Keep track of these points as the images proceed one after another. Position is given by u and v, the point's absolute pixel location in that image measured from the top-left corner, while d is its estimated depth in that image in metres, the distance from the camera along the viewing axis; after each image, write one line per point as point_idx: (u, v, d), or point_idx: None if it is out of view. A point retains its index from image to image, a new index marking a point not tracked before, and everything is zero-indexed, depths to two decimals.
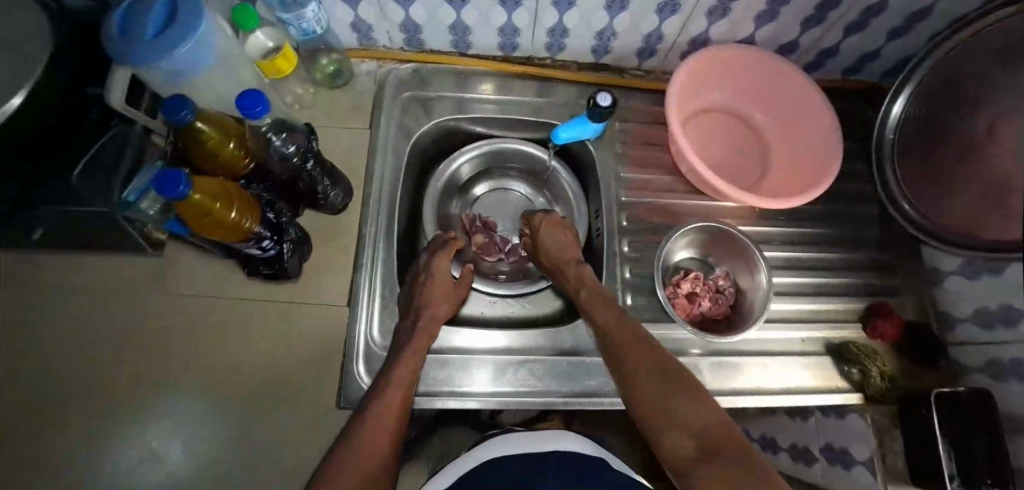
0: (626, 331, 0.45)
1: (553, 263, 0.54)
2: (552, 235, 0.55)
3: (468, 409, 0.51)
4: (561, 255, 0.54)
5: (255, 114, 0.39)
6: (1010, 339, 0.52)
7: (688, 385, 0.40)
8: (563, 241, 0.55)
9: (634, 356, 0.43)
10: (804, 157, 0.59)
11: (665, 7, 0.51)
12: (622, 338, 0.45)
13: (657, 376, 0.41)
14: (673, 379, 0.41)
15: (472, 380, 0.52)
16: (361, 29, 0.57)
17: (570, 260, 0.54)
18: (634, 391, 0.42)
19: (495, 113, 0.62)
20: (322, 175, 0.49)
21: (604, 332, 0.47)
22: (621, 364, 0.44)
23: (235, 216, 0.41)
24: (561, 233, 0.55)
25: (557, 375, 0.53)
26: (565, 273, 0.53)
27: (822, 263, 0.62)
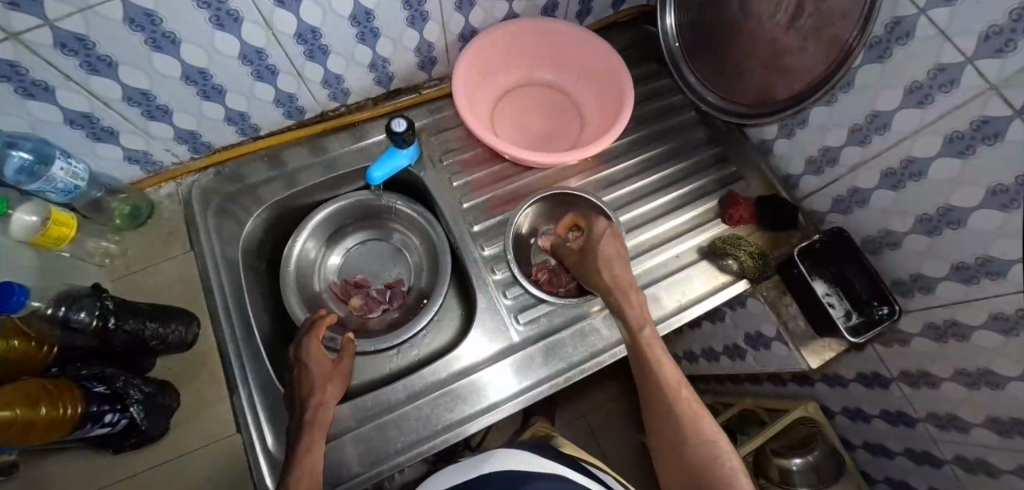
0: (664, 370, 0.44)
1: (608, 285, 0.49)
2: (611, 246, 0.52)
3: (491, 424, 0.51)
4: (620, 277, 0.49)
5: (14, 305, 0.36)
6: (838, 175, 0.57)
7: (704, 437, 0.40)
8: (612, 256, 0.52)
9: (670, 398, 0.42)
10: (608, 96, 0.61)
11: (414, 19, 0.52)
12: (660, 377, 0.43)
13: (681, 423, 0.41)
14: (697, 432, 0.40)
15: (489, 392, 0.52)
16: (138, 157, 0.54)
17: (628, 283, 0.49)
18: (657, 428, 0.43)
19: (314, 179, 0.61)
20: (143, 321, 0.46)
21: (642, 365, 0.45)
22: (652, 401, 0.43)
23: (47, 411, 0.37)
24: (614, 244, 0.53)
25: (470, 397, 0.52)
26: (619, 294, 0.49)
27: (667, 180, 0.65)
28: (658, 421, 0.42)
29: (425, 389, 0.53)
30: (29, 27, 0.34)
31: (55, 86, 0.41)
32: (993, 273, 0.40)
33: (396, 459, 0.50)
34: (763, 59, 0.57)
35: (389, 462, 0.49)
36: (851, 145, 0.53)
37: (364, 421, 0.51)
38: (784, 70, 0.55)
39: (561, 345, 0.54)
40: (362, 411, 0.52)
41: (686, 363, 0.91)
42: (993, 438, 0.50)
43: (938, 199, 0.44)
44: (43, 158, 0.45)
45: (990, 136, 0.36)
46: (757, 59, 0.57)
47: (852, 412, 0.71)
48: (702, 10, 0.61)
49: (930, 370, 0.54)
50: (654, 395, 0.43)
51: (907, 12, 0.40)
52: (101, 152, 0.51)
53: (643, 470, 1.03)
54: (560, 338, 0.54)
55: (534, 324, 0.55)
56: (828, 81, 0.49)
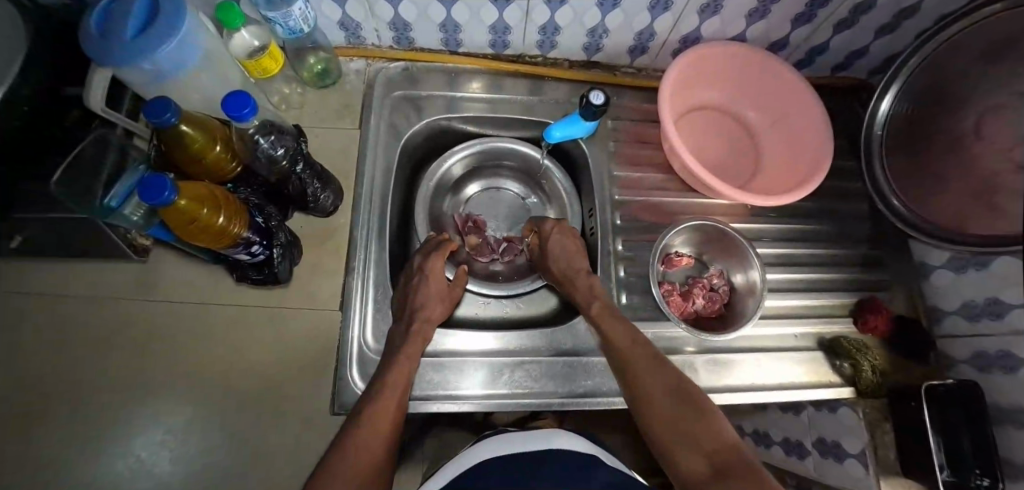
0: (648, 366, 0.44)
1: (562, 276, 0.53)
2: (563, 243, 0.55)
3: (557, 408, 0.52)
4: (571, 267, 0.53)
5: (242, 117, 0.38)
6: (996, 331, 0.53)
7: (706, 409, 0.40)
8: (571, 251, 0.54)
9: (656, 383, 0.43)
10: (795, 155, 0.59)
11: (657, 4, 0.51)
12: (643, 366, 0.44)
13: (678, 403, 0.41)
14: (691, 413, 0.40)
15: (465, 382, 0.52)
16: (349, 27, 0.56)
17: (581, 272, 0.53)
18: (650, 418, 0.42)
19: (484, 112, 0.62)
20: (312, 178, 0.48)
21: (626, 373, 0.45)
22: (643, 401, 0.43)
23: (222, 221, 0.40)
24: (569, 244, 0.54)
25: (553, 376, 0.53)
26: (574, 284, 0.52)
27: (814, 258, 0.62)
28: (652, 410, 0.42)
29: (515, 349, 0.54)
30: None
31: None
32: None
33: (466, 398, 0.51)
34: (974, 185, 0.52)
35: (458, 397, 0.51)
36: None
37: (451, 352, 0.53)
38: (991, 205, 0.50)
39: None
40: (455, 342, 0.54)
41: None
42: None
43: None
44: None
45: None
46: (966, 183, 0.54)
47: None
48: (929, 112, 0.58)
49: None
50: (642, 383, 0.43)
51: None
52: (326, 10, 0.52)
53: None
54: None
55: None
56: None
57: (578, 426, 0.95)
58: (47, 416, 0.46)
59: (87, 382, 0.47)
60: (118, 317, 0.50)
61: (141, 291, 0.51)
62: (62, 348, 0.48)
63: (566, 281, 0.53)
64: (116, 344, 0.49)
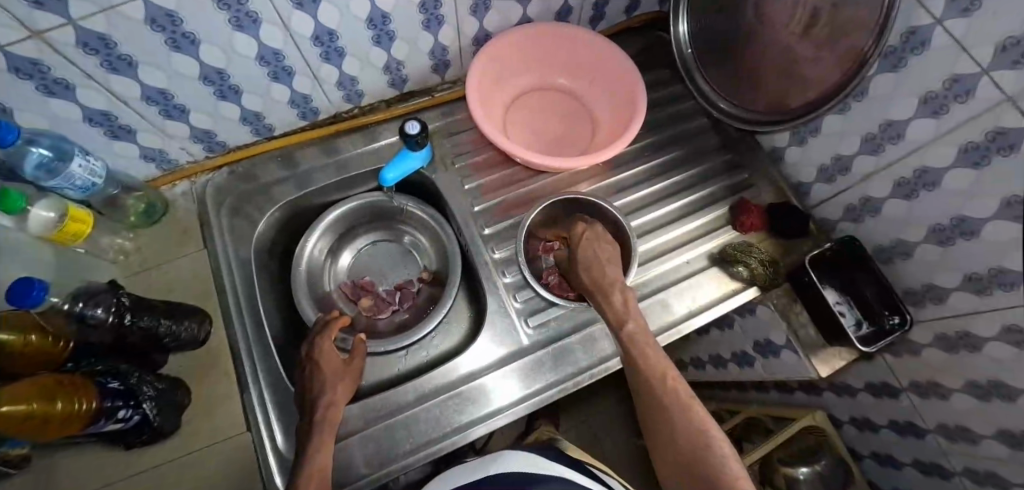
0: (650, 364, 0.43)
1: (593, 284, 0.50)
2: (586, 249, 0.52)
3: (496, 429, 0.51)
4: (602, 278, 0.50)
5: (34, 300, 0.37)
6: (851, 183, 0.57)
7: (707, 428, 0.39)
8: (603, 258, 0.52)
9: (670, 408, 0.40)
10: (620, 101, 0.62)
11: (429, 22, 0.53)
12: (658, 395, 0.42)
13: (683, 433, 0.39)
14: (690, 426, 0.39)
15: (467, 414, 0.52)
16: (153, 155, 0.55)
17: (612, 283, 0.50)
18: (654, 436, 0.42)
19: (326, 180, 0.62)
20: (158, 318, 0.46)
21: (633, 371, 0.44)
22: (644, 399, 0.43)
23: (63, 406, 0.37)
24: (598, 247, 0.52)
25: (479, 399, 0.52)
26: (606, 298, 0.49)
27: (677, 185, 0.65)
28: (657, 431, 0.41)
29: (434, 391, 0.53)
30: (52, 26, 0.34)
31: (76, 84, 0.41)
32: (1006, 284, 0.40)
33: (404, 460, 0.50)
34: (778, 66, 0.56)
35: (397, 463, 0.50)
36: (863, 154, 0.53)
37: (374, 422, 0.51)
38: (795, 77, 0.55)
39: (569, 351, 0.54)
40: (373, 411, 0.52)
41: (692, 368, 0.91)
42: (1003, 451, 0.49)
43: (950, 210, 0.44)
44: (63, 154, 0.46)
45: (1005, 148, 0.36)
46: (772, 67, 0.57)
47: (861, 421, 0.71)
48: (716, 17, 0.61)
49: (940, 380, 0.54)
50: (656, 410, 0.41)
51: (922, 22, 0.40)
52: (118, 150, 0.51)
53: (647, 476, 1.02)
54: (568, 343, 0.54)
55: (545, 328, 0.55)
56: (839, 91, 0.49)
57: None
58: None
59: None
60: None
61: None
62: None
63: (599, 289, 0.50)
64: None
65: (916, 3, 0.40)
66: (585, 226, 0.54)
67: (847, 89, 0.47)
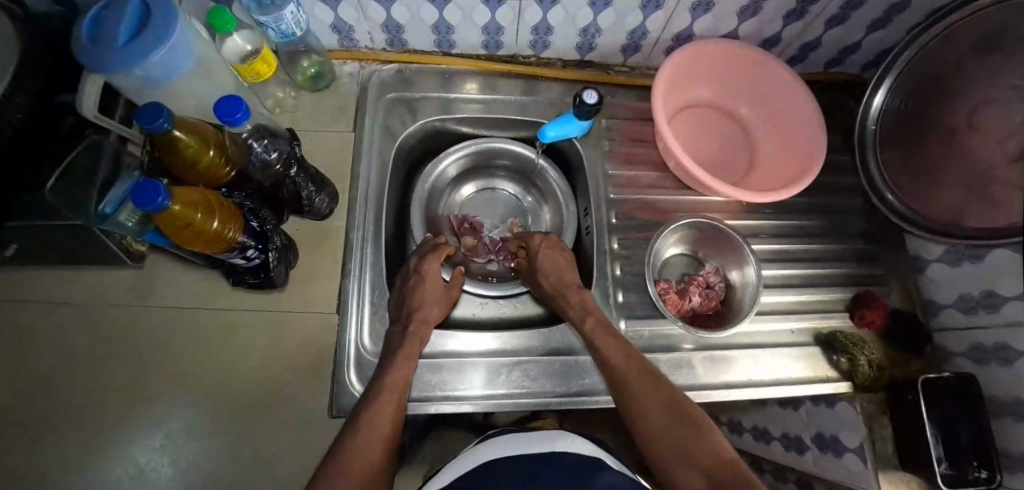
0: (623, 363, 0.45)
1: (554, 290, 0.53)
2: (549, 258, 0.54)
3: (453, 413, 0.50)
4: (564, 281, 0.53)
5: (235, 122, 0.39)
6: (993, 323, 0.53)
7: (693, 416, 0.41)
8: (561, 265, 0.54)
9: (650, 400, 0.42)
10: (789, 150, 0.59)
11: (649, 3, 0.51)
12: (638, 384, 0.44)
13: (668, 416, 0.41)
14: (681, 417, 0.41)
15: (463, 383, 0.52)
16: (342, 30, 0.56)
17: (571, 286, 0.52)
18: (646, 433, 0.42)
19: (480, 113, 0.62)
20: (307, 181, 0.48)
21: (611, 371, 0.46)
22: (627, 398, 0.44)
23: (217, 226, 0.40)
24: (559, 256, 0.54)
25: (471, 375, 0.52)
26: (565, 299, 0.52)
27: (807, 253, 0.63)
28: (648, 423, 0.42)
29: (514, 349, 0.54)
30: None
31: None
32: None
33: (463, 398, 0.51)
34: (967, 179, 0.53)
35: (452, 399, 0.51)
36: (1020, 300, 0.49)
37: (448, 353, 0.53)
38: (984, 199, 0.51)
39: (573, 368, 0.54)
40: (450, 343, 0.54)
41: (723, 429, 0.89)
42: None
43: None
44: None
45: None
46: (958, 176, 0.54)
47: None
48: (920, 107, 0.59)
49: None
50: (629, 396, 0.44)
51: None
52: (318, 13, 0.53)
53: None
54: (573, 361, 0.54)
55: (638, 335, 0.54)
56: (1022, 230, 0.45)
57: (577, 426, 0.95)
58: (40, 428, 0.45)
59: (72, 390, 0.47)
60: (113, 332, 0.50)
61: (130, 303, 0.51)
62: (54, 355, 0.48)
63: (558, 296, 0.52)
64: (101, 352, 0.49)
65: None
66: (542, 237, 0.56)
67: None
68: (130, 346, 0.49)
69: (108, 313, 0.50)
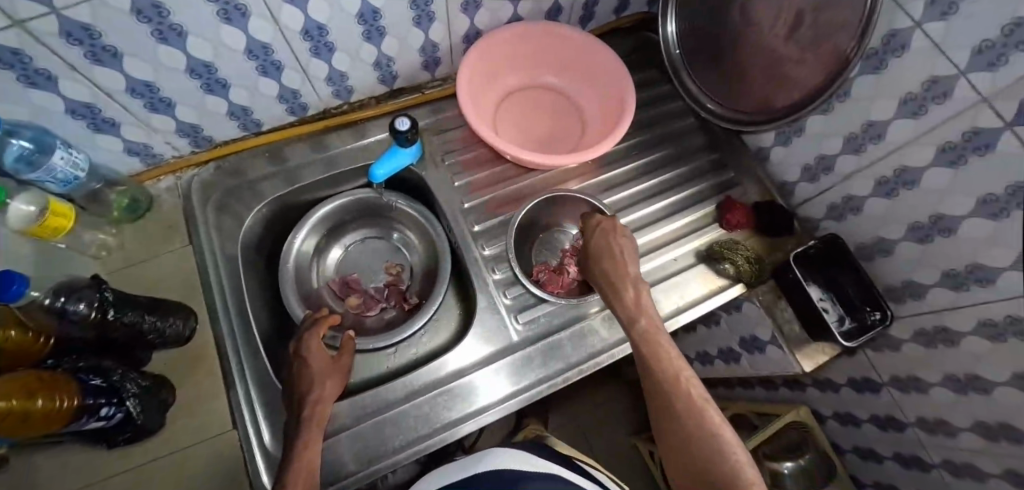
0: (661, 368, 0.43)
1: (611, 280, 0.49)
2: (609, 242, 0.51)
3: (482, 426, 0.51)
4: (621, 272, 0.49)
5: (13, 295, 0.36)
6: (833, 183, 0.58)
7: (717, 430, 0.39)
8: (621, 252, 0.50)
9: (680, 409, 0.40)
10: (608, 99, 0.62)
11: (420, 19, 0.53)
12: (671, 402, 0.41)
13: (698, 447, 0.39)
14: (704, 432, 0.39)
15: (479, 396, 0.52)
16: (138, 149, 0.54)
17: (630, 278, 0.49)
18: (667, 439, 0.42)
19: (314, 176, 0.61)
20: (141, 314, 0.46)
21: (646, 372, 0.44)
22: (655, 399, 0.43)
23: (44, 403, 0.36)
24: (620, 241, 0.51)
25: (477, 390, 0.52)
26: (621, 291, 0.48)
27: (664, 184, 0.66)
28: (669, 429, 0.41)
29: (423, 388, 0.53)
30: (34, 16, 0.33)
31: (57, 76, 0.40)
32: (983, 280, 0.41)
33: (393, 457, 0.50)
34: (763, 67, 0.58)
35: (385, 461, 0.49)
36: (846, 154, 0.54)
37: (362, 419, 0.51)
38: (781, 79, 0.56)
39: (527, 361, 0.53)
40: (361, 409, 0.52)
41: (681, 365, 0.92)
42: (980, 443, 0.51)
43: (930, 208, 0.45)
44: (43, 148, 0.45)
45: (982, 148, 0.37)
46: (759, 64, 0.58)
47: (843, 416, 0.72)
48: (702, 20, 0.63)
49: (919, 375, 0.55)
50: (655, 398, 0.43)
51: (903, 25, 0.41)
52: (102, 144, 0.51)
53: (637, 474, 1.03)
54: (527, 354, 0.53)
55: (534, 324, 0.56)
56: (818, 92, 0.51)
57: None
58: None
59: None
60: None
61: None
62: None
63: (612, 286, 0.49)
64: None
65: (895, 6, 0.41)
66: (608, 219, 0.53)
67: (832, 89, 0.48)
68: None
69: None
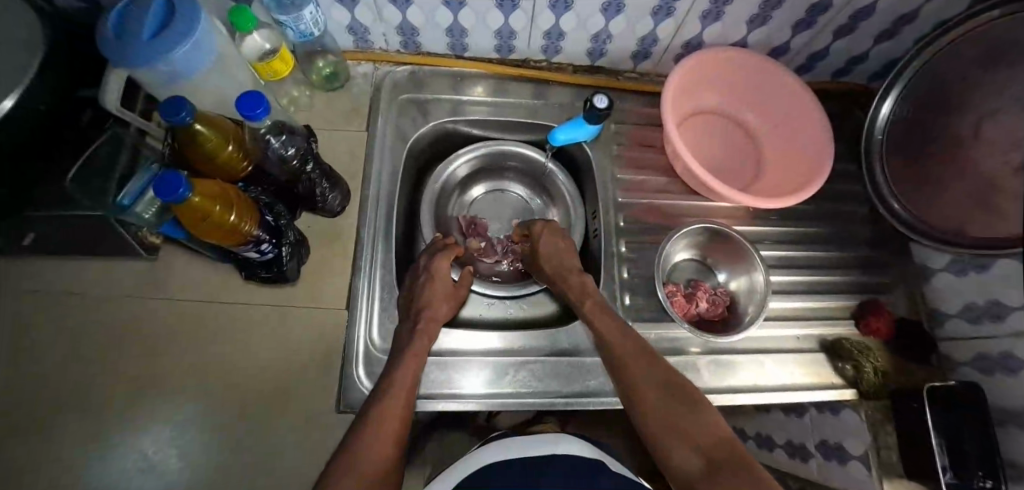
0: (628, 347, 0.45)
1: (556, 274, 0.54)
2: (551, 244, 0.55)
3: (454, 410, 0.50)
4: (563, 264, 0.54)
5: (255, 116, 0.39)
6: (995, 334, 0.53)
7: (694, 399, 0.41)
8: (562, 250, 0.55)
9: (644, 381, 0.43)
10: (797, 157, 0.60)
11: (659, 10, 0.52)
12: (642, 372, 0.43)
13: (677, 416, 0.40)
14: (680, 399, 0.41)
15: (466, 382, 0.52)
16: (358, 31, 0.57)
17: (573, 270, 0.53)
18: (647, 413, 0.41)
19: (491, 116, 0.63)
20: (320, 178, 0.49)
21: (617, 356, 0.45)
22: (626, 378, 0.44)
23: (234, 220, 0.40)
24: (559, 240, 0.56)
25: (471, 374, 0.53)
26: (564, 281, 0.53)
27: (813, 261, 0.63)
28: (645, 405, 0.42)
29: (517, 349, 0.55)
30: None
31: None
32: None
33: (466, 398, 0.51)
34: (973, 188, 0.52)
35: (458, 398, 0.51)
36: (1022, 310, 0.49)
37: (456, 352, 0.53)
38: (993, 210, 0.50)
39: None
40: (460, 340, 0.54)
41: None
42: None
43: None
44: (298, 0, 0.48)
45: None
46: (965, 187, 0.53)
47: None
48: (923, 117, 0.59)
49: None
50: (629, 376, 0.44)
51: None
52: (335, 15, 0.54)
53: None
54: None
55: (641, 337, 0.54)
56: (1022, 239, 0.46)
57: (580, 429, 0.95)
58: (65, 409, 0.46)
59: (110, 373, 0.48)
60: (115, 330, 0.49)
61: (133, 298, 0.51)
62: (93, 329, 0.50)
63: (558, 280, 0.53)
64: (131, 344, 0.50)
65: None
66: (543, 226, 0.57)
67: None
68: (141, 339, 0.49)
69: (119, 310, 0.50)
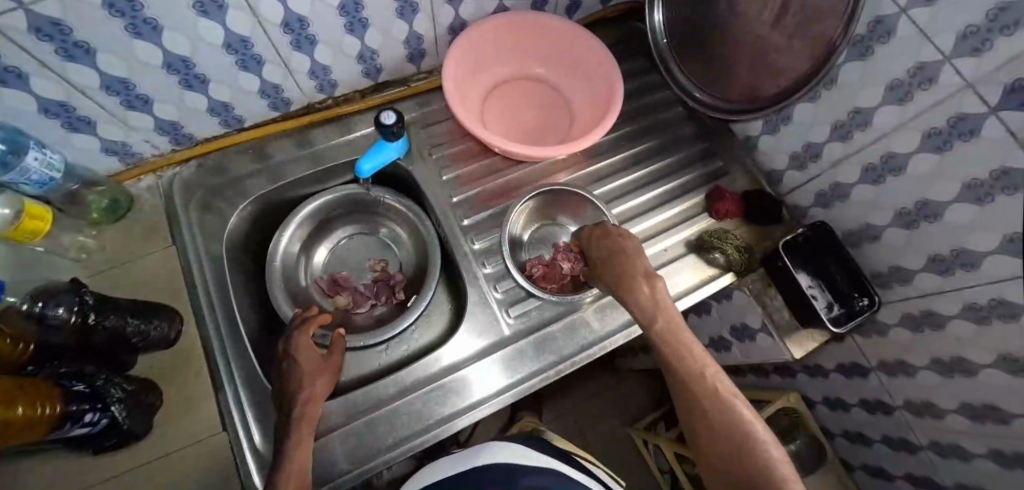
0: (691, 361, 0.43)
1: (633, 280, 0.49)
2: (623, 244, 0.52)
3: (478, 418, 0.51)
4: (635, 268, 0.49)
5: None
6: (819, 171, 0.58)
7: (746, 423, 0.40)
8: (629, 253, 0.51)
9: (704, 397, 0.41)
10: (596, 89, 0.62)
11: (403, 10, 0.51)
12: (697, 391, 0.42)
13: (728, 433, 0.39)
14: (734, 422, 0.40)
15: (477, 389, 0.52)
16: (115, 149, 0.53)
17: (646, 276, 0.49)
18: (698, 424, 0.41)
19: (300, 172, 0.60)
20: (124, 317, 0.44)
21: (678, 364, 0.44)
22: (682, 389, 0.43)
23: (24, 411, 0.34)
24: (628, 241, 0.52)
25: (472, 385, 0.52)
26: (640, 290, 0.48)
27: (653, 175, 0.66)
28: (696, 418, 0.42)
29: (415, 384, 0.53)
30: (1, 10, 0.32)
31: (30, 74, 0.38)
32: (966, 264, 0.42)
33: (387, 455, 0.49)
34: (751, 55, 0.57)
35: (378, 459, 0.49)
36: (832, 142, 0.54)
37: (353, 418, 0.51)
38: (769, 68, 0.55)
39: (522, 353, 0.53)
40: (352, 404, 0.51)
41: None
42: (966, 424, 0.52)
43: (914, 194, 0.45)
44: (16, 147, 0.42)
45: (966, 133, 0.37)
46: (744, 57, 0.58)
47: (832, 400, 0.73)
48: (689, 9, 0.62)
49: (906, 358, 0.56)
50: (685, 389, 0.43)
51: (888, 10, 0.40)
52: (78, 144, 0.49)
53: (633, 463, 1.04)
54: (521, 346, 0.53)
55: (525, 317, 0.55)
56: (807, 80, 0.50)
57: None
58: None
59: None
60: None
61: None
62: None
63: (626, 287, 0.49)
64: None
65: None
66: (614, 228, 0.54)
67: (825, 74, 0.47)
68: None
69: None
